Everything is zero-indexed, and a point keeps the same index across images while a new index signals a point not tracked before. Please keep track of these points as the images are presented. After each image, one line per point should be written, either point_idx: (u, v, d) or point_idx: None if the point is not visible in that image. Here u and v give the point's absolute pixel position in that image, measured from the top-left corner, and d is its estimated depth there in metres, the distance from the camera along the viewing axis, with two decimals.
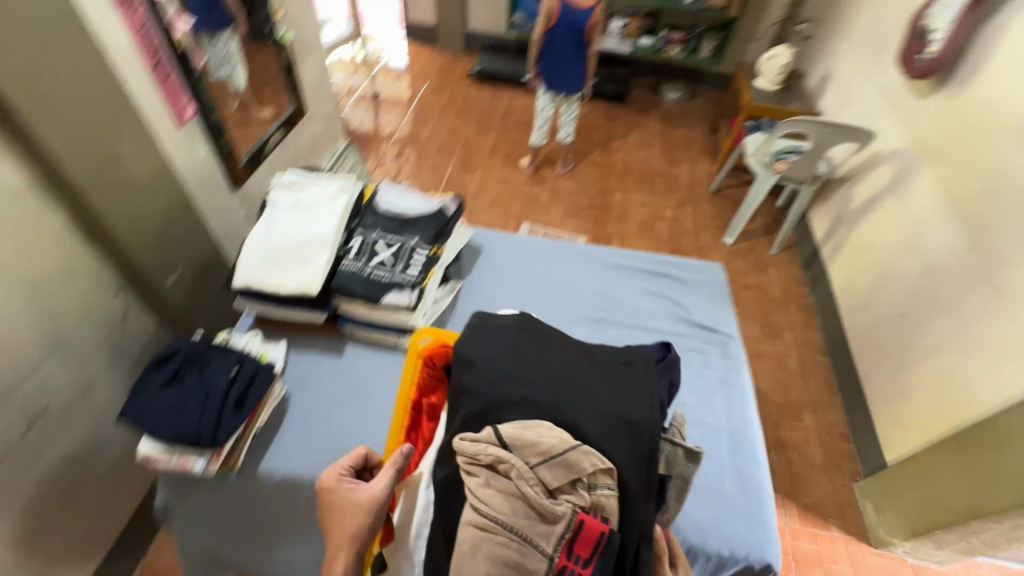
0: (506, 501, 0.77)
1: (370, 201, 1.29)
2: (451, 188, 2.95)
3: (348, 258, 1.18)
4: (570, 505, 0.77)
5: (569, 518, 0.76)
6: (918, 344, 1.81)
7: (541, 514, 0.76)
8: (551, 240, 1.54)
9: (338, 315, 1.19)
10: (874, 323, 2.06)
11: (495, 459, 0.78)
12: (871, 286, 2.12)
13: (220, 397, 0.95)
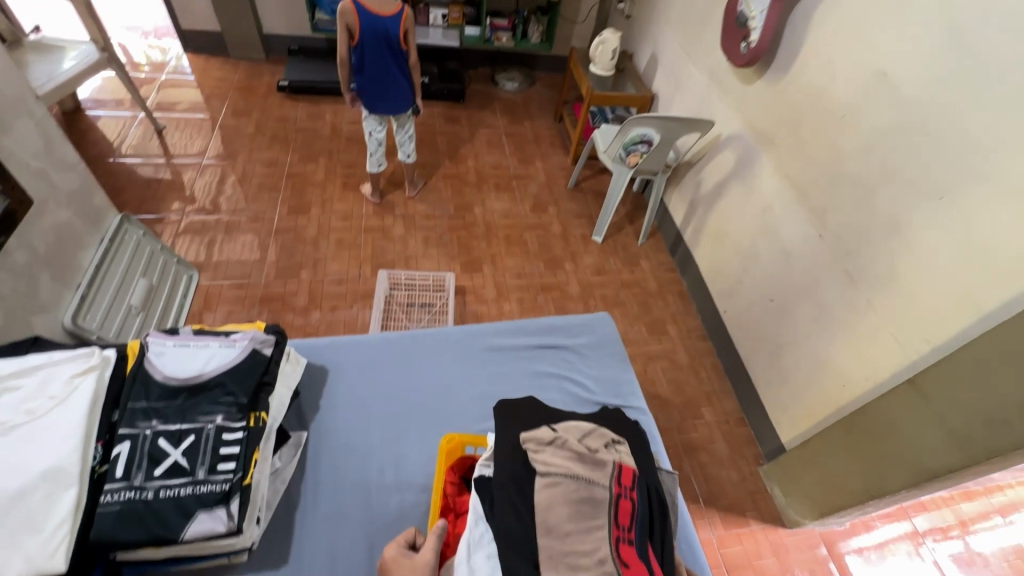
0: (563, 459, 0.78)
1: (135, 373, 0.88)
2: (285, 238, 2.45)
3: (113, 482, 0.78)
4: (613, 457, 0.81)
5: (614, 465, 0.79)
6: (789, 328, 1.87)
7: (592, 466, 0.78)
8: (415, 332, 1.25)
9: (119, 567, 0.79)
10: (745, 306, 2.12)
11: (548, 436, 0.82)
12: (736, 271, 2.17)
13: None
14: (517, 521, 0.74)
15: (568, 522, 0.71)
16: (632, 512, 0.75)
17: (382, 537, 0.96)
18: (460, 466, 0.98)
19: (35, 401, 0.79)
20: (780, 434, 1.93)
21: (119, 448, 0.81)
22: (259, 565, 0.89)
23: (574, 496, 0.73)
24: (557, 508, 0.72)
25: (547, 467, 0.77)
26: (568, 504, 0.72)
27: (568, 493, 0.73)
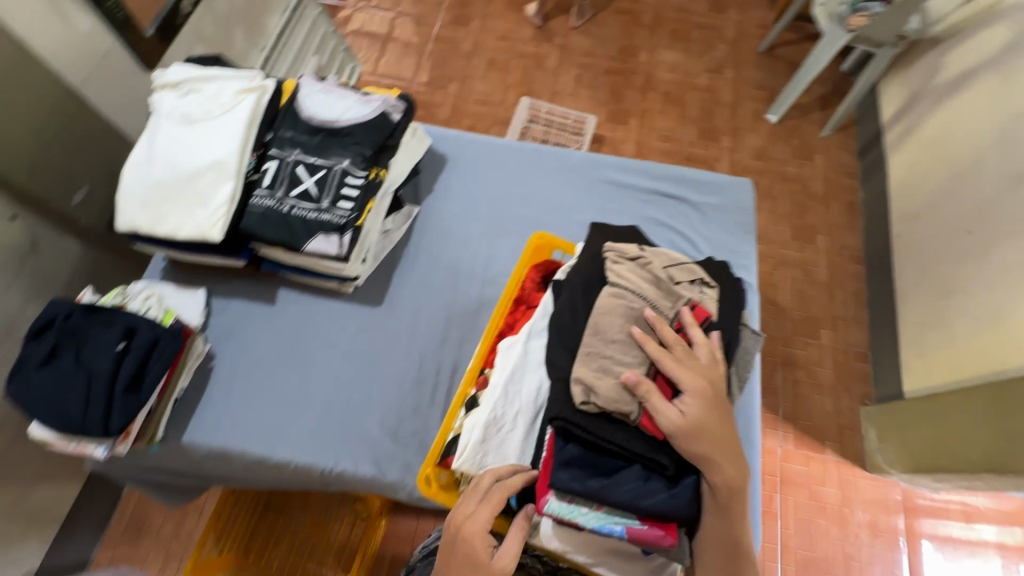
0: (638, 280, 0.73)
1: (288, 106, 0.98)
2: (442, 47, 2.43)
3: (261, 190, 0.93)
4: (690, 295, 0.73)
5: (685, 301, 0.72)
6: (977, 270, 1.52)
7: (664, 294, 0.72)
8: (536, 145, 1.22)
9: (260, 260, 0.98)
10: (928, 235, 1.74)
11: (634, 252, 0.76)
12: (938, 190, 1.74)
13: (106, 381, 0.80)
14: (570, 317, 0.72)
15: (620, 332, 0.68)
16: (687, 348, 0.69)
17: (459, 312, 1.05)
18: (544, 268, 0.87)
19: (211, 103, 0.93)
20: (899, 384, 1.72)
21: (269, 165, 0.95)
22: (359, 299, 1.05)
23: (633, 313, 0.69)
24: (614, 317, 0.69)
25: (618, 278, 0.72)
26: (621, 318, 0.69)
27: (627, 308, 0.70)
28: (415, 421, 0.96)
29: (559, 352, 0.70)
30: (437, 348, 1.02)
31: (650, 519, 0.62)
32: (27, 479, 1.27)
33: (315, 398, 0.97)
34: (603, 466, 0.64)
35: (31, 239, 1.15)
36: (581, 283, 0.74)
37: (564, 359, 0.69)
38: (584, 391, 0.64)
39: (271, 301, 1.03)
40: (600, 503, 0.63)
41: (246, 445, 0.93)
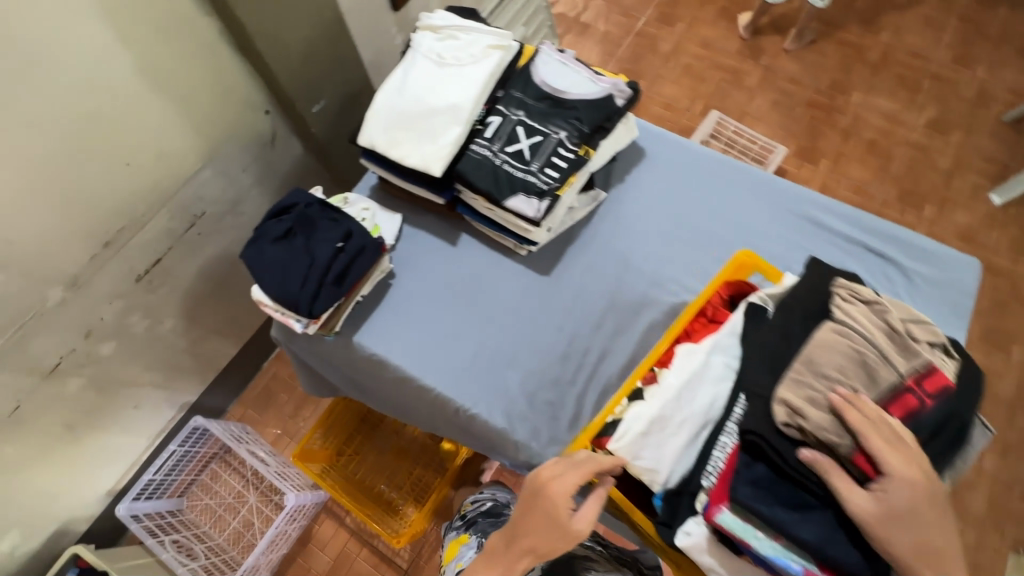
0: (870, 324, 0.68)
1: (524, 69, 1.03)
2: (640, 42, 2.39)
3: (481, 139, 1.00)
4: (930, 355, 0.65)
5: (923, 361, 0.64)
6: None
7: (900, 347, 0.66)
8: (740, 162, 1.16)
9: (458, 203, 1.05)
10: None
11: (868, 297, 0.70)
12: None
13: (322, 269, 0.91)
14: (778, 341, 0.70)
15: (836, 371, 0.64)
16: (909, 411, 0.63)
17: (620, 304, 1.05)
18: (736, 288, 0.83)
19: (464, 52, 1.00)
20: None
21: (493, 118, 1.01)
22: (530, 263, 1.09)
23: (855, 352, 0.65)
24: (833, 352, 0.65)
25: (846, 315, 0.68)
26: (842, 355, 0.65)
27: (848, 346, 0.65)
28: (553, 393, 0.98)
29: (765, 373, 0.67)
30: (590, 330, 1.03)
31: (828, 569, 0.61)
32: (210, 328, 1.51)
33: (470, 341, 1.03)
34: (791, 501, 0.62)
35: (272, 133, 1.34)
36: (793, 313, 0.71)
37: (768, 378, 0.66)
38: (789, 412, 0.63)
39: (452, 243, 1.10)
40: (779, 534, 0.61)
41: (403, 362, 1.02)
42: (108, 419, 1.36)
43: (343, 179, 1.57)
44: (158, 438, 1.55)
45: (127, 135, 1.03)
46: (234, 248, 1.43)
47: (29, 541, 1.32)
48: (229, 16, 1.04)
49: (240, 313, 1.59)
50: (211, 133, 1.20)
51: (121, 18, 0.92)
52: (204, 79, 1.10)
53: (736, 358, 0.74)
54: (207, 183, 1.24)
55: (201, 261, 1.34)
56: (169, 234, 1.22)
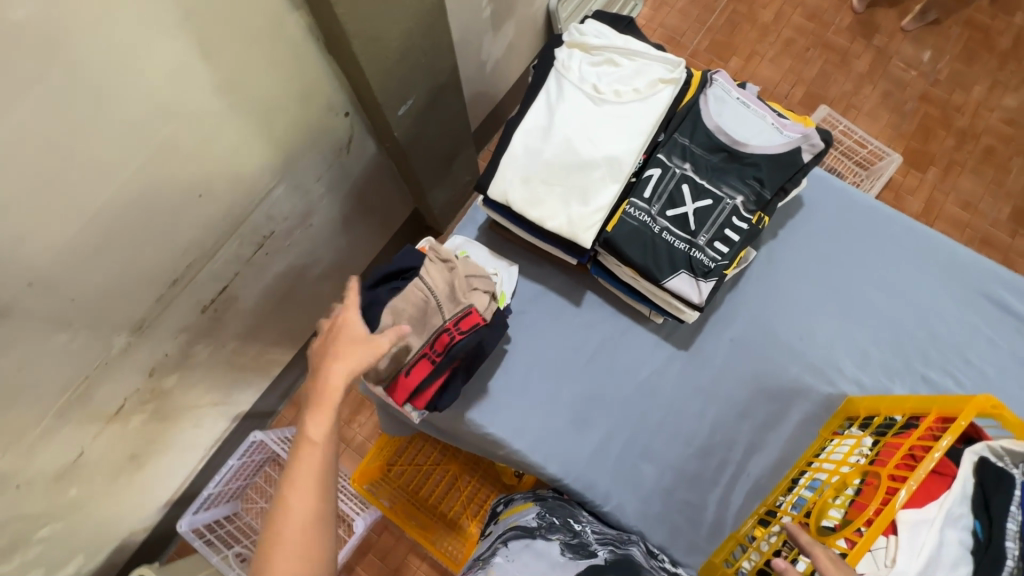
0: (433, 278, 0.85)
1: (691, 108, 0.83)
2: (738, 9, 2.06)
3: (637, 198, 0.82)
4: (473, 301, 0.84)
5: (464, 306, 0.83)
6: None
7: (453, 297, 0.85)
8: (917, 223, 0.98)
9: (593, 265, 0.89)
10: None
11: (448, 255, 0.87)
12: None
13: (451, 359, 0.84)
14: None
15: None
16: (447, 346, 0.82)
17: (769, 390, 0.93)
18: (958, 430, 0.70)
19: (624, 85, 0.80)
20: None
21: (651, 172, 0.82)
22: (666, 335, 0.95)
23: (421, 306, 0.84)
24: (406, 302, 0.83)
25: None
26: None
27: (419, 300, 0.83)
28: (691, 492, 0.89)
29: None
30: (734, 419, 0.91)
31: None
32: (269, 342, 1.38)
33: (600, 423, 0.91)
34: None
35: (349, 137, 1.13)
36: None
37: None
38: None
39: (575, 304, 0.96)
40: None
41: (524, 445, 0.90)
42: (167, 444, 1.26)
43: (416, 181, 1.37)
44: (212, 448, 1.46)
45: (199, 161, 0.85)
46: (300, 260, 1.26)
47: (93, 559, 1.27)
48: (323, 12, 0.82)
49: (298, 322, 1.45)
50: (286, 146, 1.00)
51: (202, 24, 0.72)
52: (283, 85, 0.90)
53: (977, 535, 0.63)
54: (278, 200, 1.06)
55: (266, 279, 1.18)
56: (236, 259, 1.05)
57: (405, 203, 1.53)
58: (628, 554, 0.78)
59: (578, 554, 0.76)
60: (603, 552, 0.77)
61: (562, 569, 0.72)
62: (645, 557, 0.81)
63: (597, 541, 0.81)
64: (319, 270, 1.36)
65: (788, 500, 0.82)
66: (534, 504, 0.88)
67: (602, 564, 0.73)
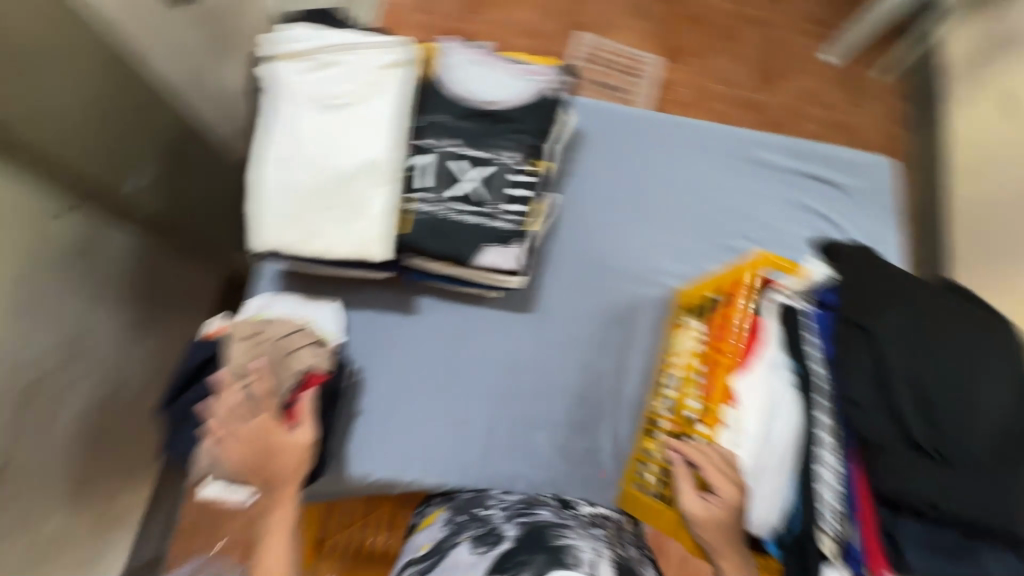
0: (249, 354, 0.70)
1: (434, 84, 0.81)
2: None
3: (418, 192, 0.79)
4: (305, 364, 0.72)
5: (301, 370, 0.72)
6: None
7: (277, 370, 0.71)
8: (676, 117, 1.07)
9: (409, 271, 0.85)
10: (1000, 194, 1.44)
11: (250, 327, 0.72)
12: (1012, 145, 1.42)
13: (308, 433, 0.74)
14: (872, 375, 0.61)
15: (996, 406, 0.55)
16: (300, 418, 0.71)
17: (615, 315, 0.97)
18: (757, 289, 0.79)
19: (353, 83, 0.74)
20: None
21: (422, 160, 0.79)
22: (509, 306, 0.94)
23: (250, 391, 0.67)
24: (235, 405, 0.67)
25: None
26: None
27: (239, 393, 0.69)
28: (586, 437, 0.92)
29: (865, 414, 0.60)
30: (597, 355, 0.95)
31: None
32: None
33: (482, 415, 0.90)
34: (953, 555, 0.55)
35: None
36: (914, 307, 0.63)
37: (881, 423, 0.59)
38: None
39: (412, 314, 0.92)
40: None
41: (418, 472, 0.86)
42: None
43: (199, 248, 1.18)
44: None
45: None
46: None
47: None
48: None
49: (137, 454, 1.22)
50: None
51: None
52: None
53: (795, 375, 0.69)
54: None
55: None
56: None
57: (211, 280, 1.29)
58: (535, 519, 0.72)
59: (487, 544, 0.67)
60: (511, 530, 0.69)
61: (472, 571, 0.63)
62: (554, 515, 0.76)
63: (505, 520, 0.73)
64: None
65: (662, 406, 0.88)
66: (441, 512, 0.81)
67: (510, 544, 0.65)
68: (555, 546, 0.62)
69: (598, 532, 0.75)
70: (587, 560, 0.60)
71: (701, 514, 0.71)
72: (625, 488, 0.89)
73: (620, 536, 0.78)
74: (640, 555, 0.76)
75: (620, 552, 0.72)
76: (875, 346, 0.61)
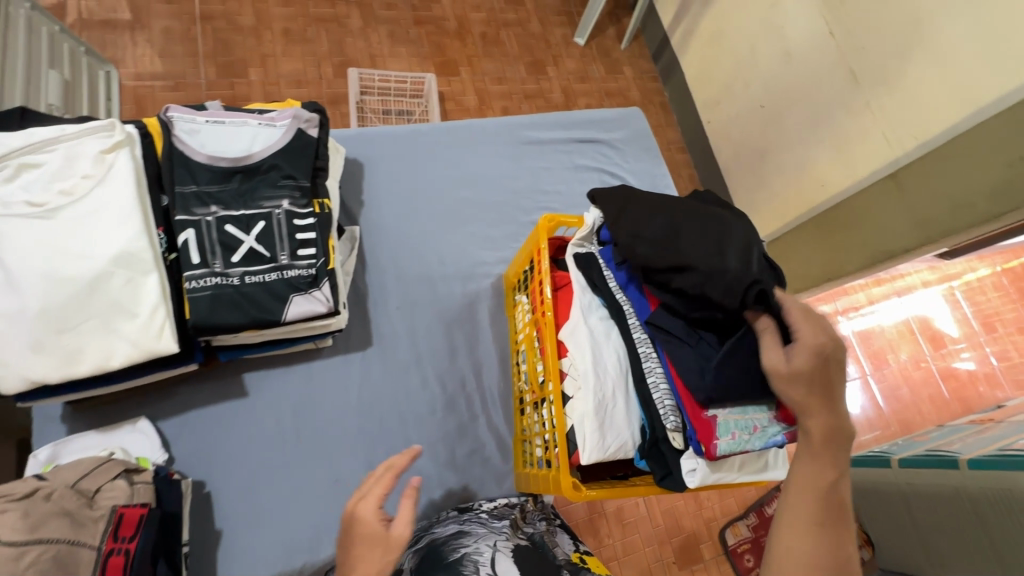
0: (28, 519, 0.57)
1: (170, 153, 0.75)
2: (171, 24, 1.65)
3: (191, 268, 0.72)
4: (114, 503, 0.63)
5: (109, 510, 0.62)
6: (774, 137, 1.55)
7: (77, 522, 0.60)
8: (447, 122, 1.14)
9: (218, 353, 0.79)
10: (733, 115, 1.71)
11: (25, 486, 0.60)
12: (726, 76, 1.71)
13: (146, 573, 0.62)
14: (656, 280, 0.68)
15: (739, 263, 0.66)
16: (125, 567, 0.61)
17: (454, 317, 0.99)
18: (554, 247, 0.87)
19: (65, 180, 0.67)
20: (767, 224, 1.62)
21: (184, 236, 0.73)
22: (345, 348, 0.92)
23: (40, 565, 0.55)
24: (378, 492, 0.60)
25: None
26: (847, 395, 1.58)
27: (42, 560, 0.56)
28: (467, 441, 0.92)
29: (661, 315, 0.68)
30: (449, 360, 0.96)
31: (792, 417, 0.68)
32: None
33: (354, 466, 0.86)
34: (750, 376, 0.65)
35: None
36: (665, 213, 0.72)
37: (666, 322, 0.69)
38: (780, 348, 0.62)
39: (244, 396, 0.85)
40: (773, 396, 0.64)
41: (304, 555, 0.80)
42: None
43: None
44: None
45: None
46: None
47: None
48: None
49: None
50: None
51: None
52: None
53: (605, 308, 0.78)
54: None
55: None
56: None
57: None
58: (433, 540, 0.73)
59: None
60: (410, 563, 0.71)
61: None
62: (455, 524, 0.77)
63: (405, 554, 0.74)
64: None
65: (521, 382, 0.92)
66: None
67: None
68: (455, 565, 0.65)
69: (500, 522, 0.79)
70: (487, 565, 0.65)
71: (789, 367, 0.60)
72: (517, 474, 0.91)
73: (525, 516, 0.85)
74: (547, 526, 0.86)
75: (524, 537, 0.78)
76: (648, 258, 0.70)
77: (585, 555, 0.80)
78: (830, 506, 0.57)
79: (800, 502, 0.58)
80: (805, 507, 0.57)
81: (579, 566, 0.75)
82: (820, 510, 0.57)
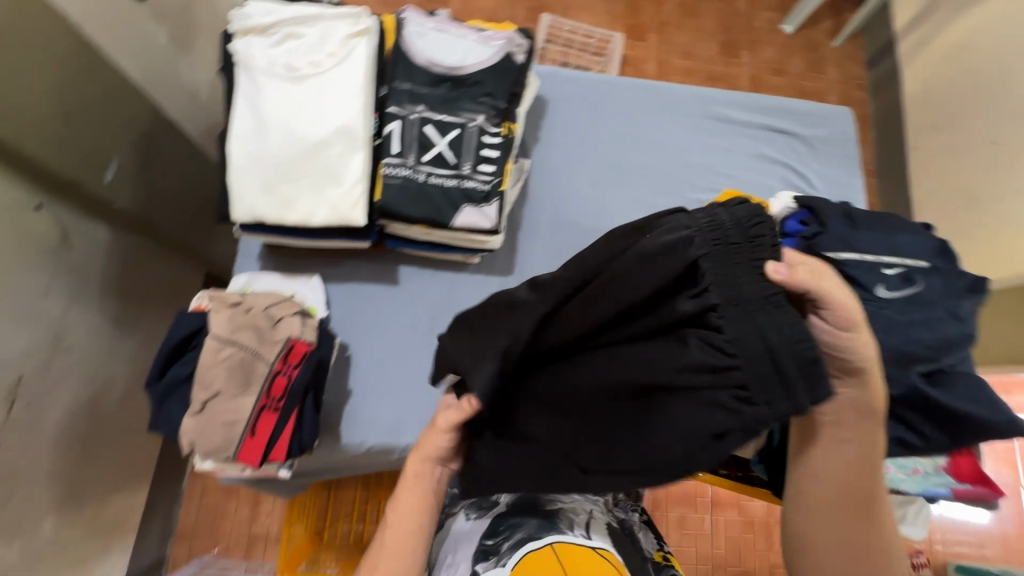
0: (231, 323, 0.72)
1: (396, 50, 0.82)
2: None
3: (390, 157, 0.80)
4: (290, 334, 0.74)
5: (284, 339, 0.73)
6: (1004, 179, 1.30)
7: (263, 339, 0.72)
8: (636, 79, 1.10)
9: (387, 239, 0.87)
10: (952, 144, 1.46)
11: (235, 298, 0.75)
12: (958, 99, 1.46)
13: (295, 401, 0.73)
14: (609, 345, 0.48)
15: (678, 229, 0.45)
16: (287, 388, 0.72)
17: None
18: None
19: (317, 54, 0.76)
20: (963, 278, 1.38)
21: (391, 126, 0.81)
22: (489, 269, 0.96)
23: (232, 362, 0.70)
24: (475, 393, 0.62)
25: None
26: None
27: (231, 357, 0.70)
28: None
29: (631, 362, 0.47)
30: None
31: (969, 477, 0.61)
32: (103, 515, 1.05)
33: None
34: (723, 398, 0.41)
35: (61, 232, 0.87)
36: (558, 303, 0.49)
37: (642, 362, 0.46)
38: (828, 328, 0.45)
39: (395, 284, 0.93)
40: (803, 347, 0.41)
41: (411, 436, 0.88)
42: None
43: (186, 249, 1.14)
44: None
45: None
46: (83, 392, 0.96)
47: None
48: None
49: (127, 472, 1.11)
50: None
51: None
52: None
53: None
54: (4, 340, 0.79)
55: (48, 435, 0.88)
56: None
57: (193, 279, 1.25)
58: None
59: (482, 509, 0.70)
60: (505, 497, 0.72)
61: (469, 538, 0.66)
62: None
63: None
64: (119, 391, 1.04)
65: None
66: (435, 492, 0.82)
67: (505, 510, 0.68)
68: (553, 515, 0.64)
69: (597, 496, 0.78)
70: (582, 527, 0.62)
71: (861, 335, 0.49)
72: None
73: (618, 502, 0.82)
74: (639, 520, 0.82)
75: (616, 518, 0.76)
76: (853, 278, 0.63)
77: (669, 557, 0.75)
78: (863, 493, 0.48)
79: (840, 479, 0.48)
80: (843, 487, 0.48)
81: (662, 564, 0.70)
82: (859, 491, 0.48)
